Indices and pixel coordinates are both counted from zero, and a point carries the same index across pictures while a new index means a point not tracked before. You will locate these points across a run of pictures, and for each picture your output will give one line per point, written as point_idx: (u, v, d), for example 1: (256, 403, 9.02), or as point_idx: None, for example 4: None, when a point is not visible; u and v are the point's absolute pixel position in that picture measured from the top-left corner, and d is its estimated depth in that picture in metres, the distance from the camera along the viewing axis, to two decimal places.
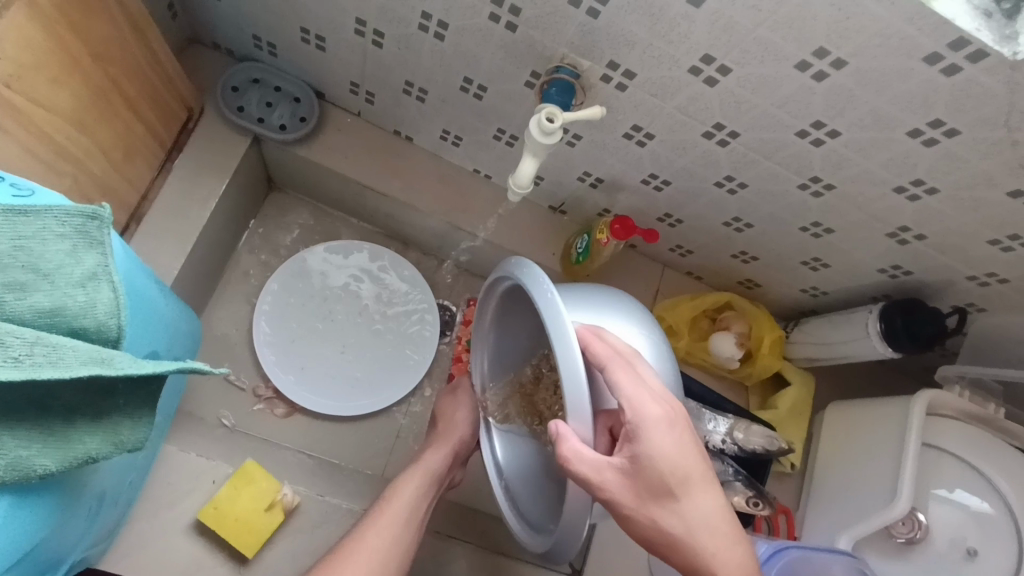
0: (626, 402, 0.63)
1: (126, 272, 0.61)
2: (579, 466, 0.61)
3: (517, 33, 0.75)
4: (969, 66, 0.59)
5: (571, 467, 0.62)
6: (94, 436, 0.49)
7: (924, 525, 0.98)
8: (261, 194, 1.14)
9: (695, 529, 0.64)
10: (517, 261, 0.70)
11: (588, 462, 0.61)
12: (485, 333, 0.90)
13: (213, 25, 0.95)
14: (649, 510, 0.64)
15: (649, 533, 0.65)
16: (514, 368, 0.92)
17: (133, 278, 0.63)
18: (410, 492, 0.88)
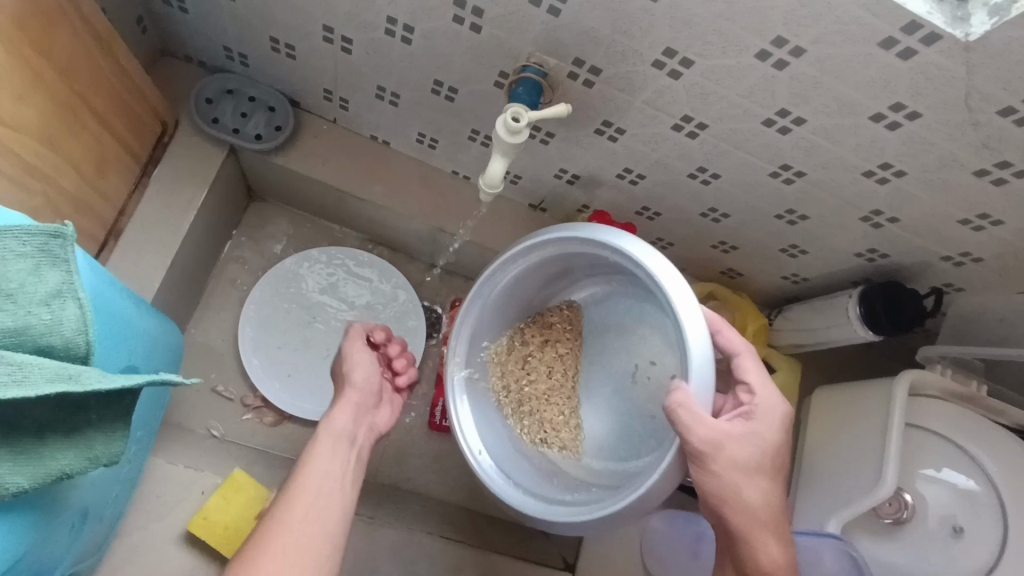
0: (755, 384, 0.72)
1: (91, 287, 0.62)
2: (691, 422, 0.66)
3: (482, 34, 0.75)
4: (924, 49, 0.59)
5: (678, 420, 0.66)
6: (68, 451, 0.49)
7: (910, 504, 1.00)
8: (242, 204, 1.14)
9: (772, 515, 0.69)
10: (610, 231, 0.74)
11: (698, 422, 0.66)
12: (495, 284, 0.85)
13: (184, 37, 0.95)
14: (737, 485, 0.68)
15: (727, 509, 0.68)
16: (491, 332, 0.91)
17: (100, 293, 0.63)
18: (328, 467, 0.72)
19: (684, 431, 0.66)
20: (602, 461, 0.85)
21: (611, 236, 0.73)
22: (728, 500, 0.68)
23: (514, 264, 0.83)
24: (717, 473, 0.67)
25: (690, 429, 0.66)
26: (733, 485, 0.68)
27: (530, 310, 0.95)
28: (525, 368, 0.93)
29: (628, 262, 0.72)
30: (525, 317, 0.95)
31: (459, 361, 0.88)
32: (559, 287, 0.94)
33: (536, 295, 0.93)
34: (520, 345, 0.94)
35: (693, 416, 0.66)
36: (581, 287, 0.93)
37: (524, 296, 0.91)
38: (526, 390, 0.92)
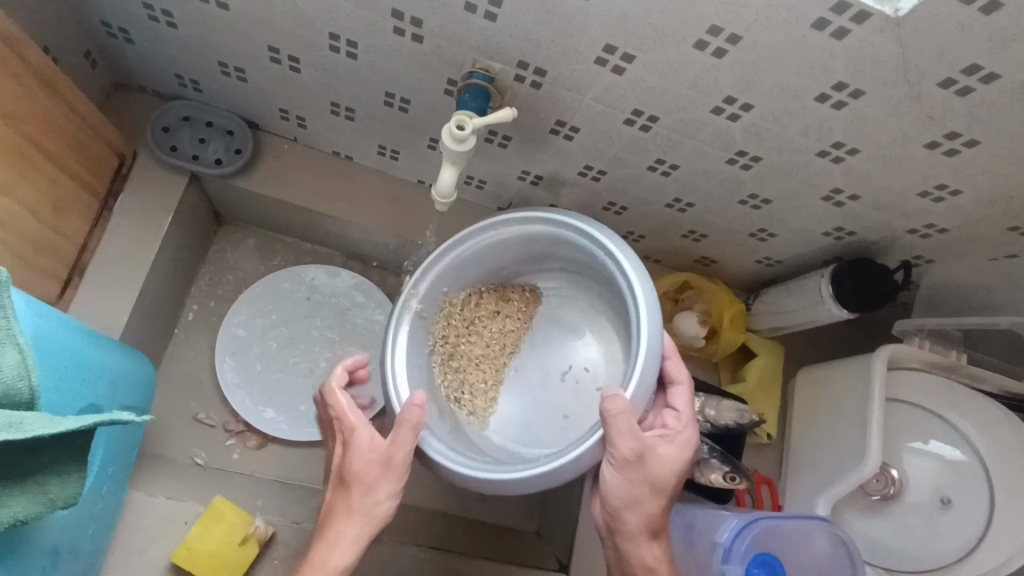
0: (682, 412, 0.75)
1: (36, 330, 0.61)
2: (622, 427, 0.68)
3: (424, 44, 0.75)
4: (857, 28, 0.59)
5: (609, 423, 0.68)
6: (21, 497, 0.48)
7: (897, 479, 1.00)
8: (210, 230, 1.14)
9: (663, 530, 0.74)
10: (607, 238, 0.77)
11: (628, 428, 0.68)
12: (477, 240, 0.84)
13: (134, 68, 0.95)
14: (642, 493, 0.72)
15: (629, 513, 0.72)
16: (455, 283, 0.88)
17: (41, 332, 0.61)
18: (342, 557, 0.66)
19: (613, 433, 0.69)
20: (502, 438, 0.87)
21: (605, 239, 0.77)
22: (634, 505, 0.72)
23: (503, 229, 0.83)
24: (630, 480, 0.71)
25: (618, 434, 0.68)
26: (641, 493, 0.72)
27: (498, 277, 0.92)
28: (471, 329, 0.91)
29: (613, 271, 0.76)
30: (491, 282, 0.92)
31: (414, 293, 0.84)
32: (530, 267, 0.92)
33: (510, 265, 0.91)
34: (474, 305, 0.91)
35: (625, 423, 0.68)
36: (551, 277, 0.93)
37: (495, 260, 0.89)
38: (464, 348, 0.91)
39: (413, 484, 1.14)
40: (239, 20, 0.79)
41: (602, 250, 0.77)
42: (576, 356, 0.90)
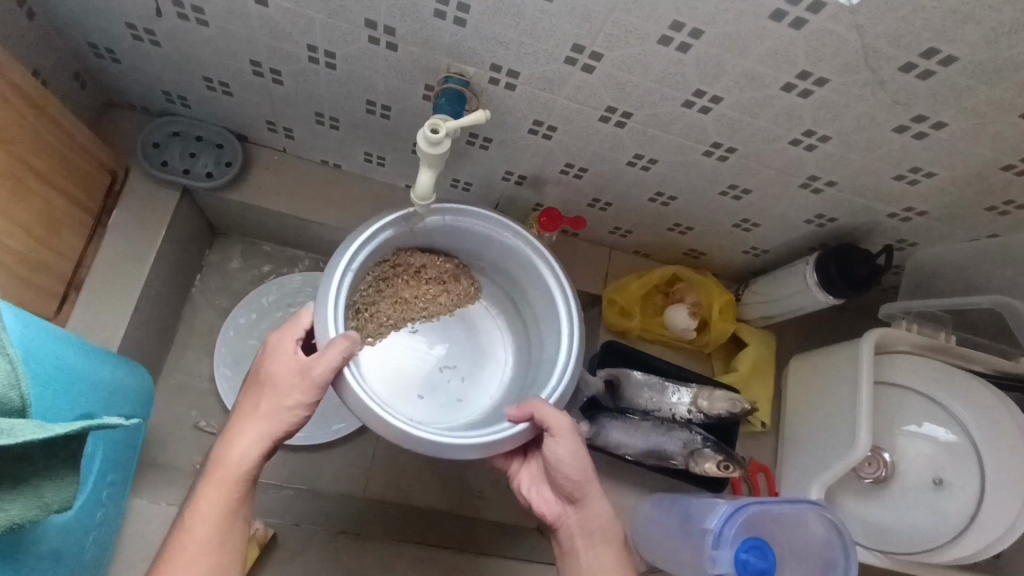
0: None
1: (26, 343, 0.62)
2: (552, 409, 0.77)
3: (399, 52, 0.77)
4: (813, 17, 0.61)
5: (539, 411, 0.77)
6: (18, 502, 0.50)
7: (888, 462, 1.01)
8: (205, 242, 1.16)
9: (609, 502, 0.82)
10: (561, 281, 0.87)
11: (557, 411, 0.78)
12: (472, 221, 0.88)
13: (123, 87, 0.97)
14: (588, 463, 0.79)
15: (580, 488, 0.79)
16: (433, 232, 0.90)
17: (33, 347, 0.63)
18: (248, 450, 0.70)
19: (546, 419, 0.77)
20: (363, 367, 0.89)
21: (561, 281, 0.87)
22: (584, 475, 0.79)
23: (494, 231, 0.88)
24: (574, 451, 0.78)
25: (552, 419, 0.77)
26: (586, 463, 0.79)
27: (470, 258, 0.96)
28: (415, 282, 0.92)
29: (563, 312, 0.86)
30: (461, 255, 0.95)
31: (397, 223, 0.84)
32: (493, 272, 0.97)
33: (484, 258, 0.95)
34: (433, 262, 0.93)
35: (552, 408, 0.78)
36: (498, 299, 0.99)
37: (469, 242, 0.92)
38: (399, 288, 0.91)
39: (412, 485, 1.15)
40: (219, 36, 0.82)
41: (556, 292, 0.88)
42: (469, 365, 0.96)
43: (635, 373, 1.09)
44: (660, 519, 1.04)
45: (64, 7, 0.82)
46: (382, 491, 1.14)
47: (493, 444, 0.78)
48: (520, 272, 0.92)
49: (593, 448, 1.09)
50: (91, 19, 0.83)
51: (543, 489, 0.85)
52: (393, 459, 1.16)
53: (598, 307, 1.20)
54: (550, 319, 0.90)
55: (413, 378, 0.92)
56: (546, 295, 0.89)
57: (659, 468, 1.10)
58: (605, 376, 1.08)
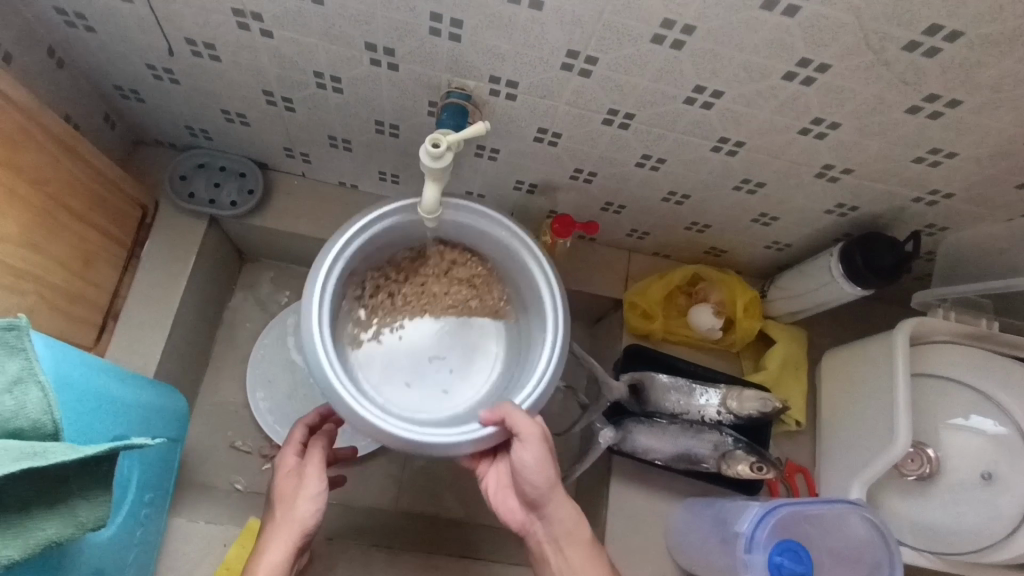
0: None
1: (62, 372, 0.66)
2: (521, 417, 0.76)
3: (400, 71, 0.79)
4: (805, 4, 0.61)
5: (510, 416, 0.76)
6: (55, 520, 0.53)
7: (933, 458, 0.95)
8: (234, 268, 1.21)
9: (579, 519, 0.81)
10: (547, 274, 0.85)
11: (526, 420, 0.76)
12: (476, 219, 0.87)
13: (149, 125, 1.02)
14: (552, 471, 0.78)
15: (545, 497, 0.79)
16: (441, 230, 0.89)
17: (69, 374, 0.67)
18: (274, 555, 0.73)
19: (512, 425, 0.76)
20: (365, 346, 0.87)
21: (548, 273, 0.85)
22: (549, 482, 0.78)
23: (496, 230, 0.87)
24: (540, 460, 0.77)
25: (519, 427, 0.76)
26: (551, 471, 0.78)
27: (495, 265, 0.92)
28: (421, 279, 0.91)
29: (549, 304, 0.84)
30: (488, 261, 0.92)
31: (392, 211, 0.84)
32: (507, 281, 0.93)
33: (500, 265, 0.92)
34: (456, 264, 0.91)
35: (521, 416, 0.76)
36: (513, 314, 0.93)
37: (464, 239, 0.91)
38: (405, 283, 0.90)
39: (444, 497, 1.16)
40: (232, 69, 0.85)
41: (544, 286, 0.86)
42: (478, 364, 0.90)
43: (662, 376, 1.07)
44: (693, 523, 1.02)
45: (92, 55, 0.87)
46: (413, 503, 1.15)
47: (457, 445, 0.77)
48: (514, 270, 0.90)
49: (620, 454, 1.07)
50: (115, 63, 0.88)
51: (510, 495, 0.84)
52: (424, 471, 1.17)
53: (619, 311, 1.18)
54: (539, 330, 0.88)
55: (410, 372, 0.87)
56: (536, 294, 0.87)
57: (690, 472, 1.07)
58: (630, 380, 1.06)
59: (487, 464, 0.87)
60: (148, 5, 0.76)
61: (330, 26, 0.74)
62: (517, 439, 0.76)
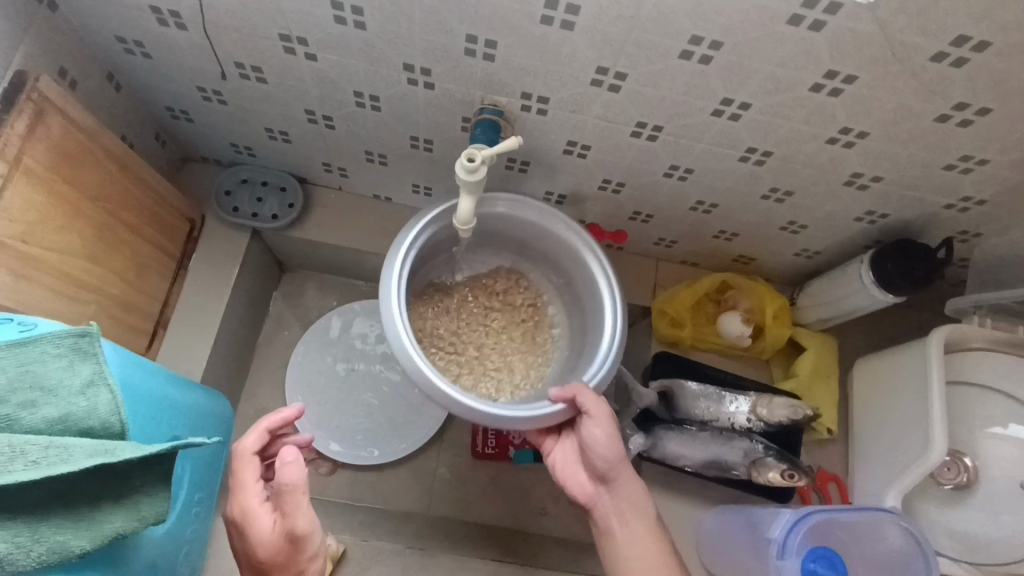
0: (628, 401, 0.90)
1: (126, 375, 0.71)
2: (592, 392, 0.80)
3: (436, 90, 0.83)
4: (831, 18, 0.62)
5: (582, 394, 0.80)
6: (119, 514, 0.57)
7: (971, 467, 0.94)
8: (274, 278, 1.26)
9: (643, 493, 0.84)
10: (593, 246, 0.90)
11: (594, 396, 0.80)
12: (535, 213, 0.92)
13: (198, 143, 1.08)
14: (621, 446, 0.81)
15: (614, 470, 0.82)
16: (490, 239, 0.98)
17: (132, 378, 0.72)
18: None
19: (584, 400, 0.80)
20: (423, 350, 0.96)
21: (599, 255, 0.90)
22: (618, 457, 0.81)
23: (554, 227, 0.92)
24: (610, 435, 0.80)
25: (589, 402, 0.80)
26: (620, 446, 0.81)
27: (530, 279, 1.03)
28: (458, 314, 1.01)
29: (603, 279, 0.89)
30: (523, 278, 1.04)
31: (419, 232, 0.86)
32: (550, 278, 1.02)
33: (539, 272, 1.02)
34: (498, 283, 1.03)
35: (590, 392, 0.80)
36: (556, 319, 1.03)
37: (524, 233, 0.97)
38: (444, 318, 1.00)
39: (475, 502, 1.18)
40: (276, 90, 0.90)
41: (598, 270, 0.90)
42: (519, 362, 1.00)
43: (690, 384, 1.07)
44: (723, 529, 1.02)
45: (148, 79, 0.93)
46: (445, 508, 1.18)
47: (537, 418, 0.82)
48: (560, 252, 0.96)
49: (649, 460, 1.08)
50: (167, 86, 0.94)
51: (577, 472, 0.85)
52: (455, 476, 1.19)
53: (647, 318, 1.19)
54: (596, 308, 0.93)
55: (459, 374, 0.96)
56: (590, 279, 0.92)
57: (720, 479, 1.08)
58: (658, 387, 1.08)
59: (552, 441, 0.89)
60: (202, 33, 0.81)
61: (370, 48, 0.78)
62: (588, 415, 0.80)
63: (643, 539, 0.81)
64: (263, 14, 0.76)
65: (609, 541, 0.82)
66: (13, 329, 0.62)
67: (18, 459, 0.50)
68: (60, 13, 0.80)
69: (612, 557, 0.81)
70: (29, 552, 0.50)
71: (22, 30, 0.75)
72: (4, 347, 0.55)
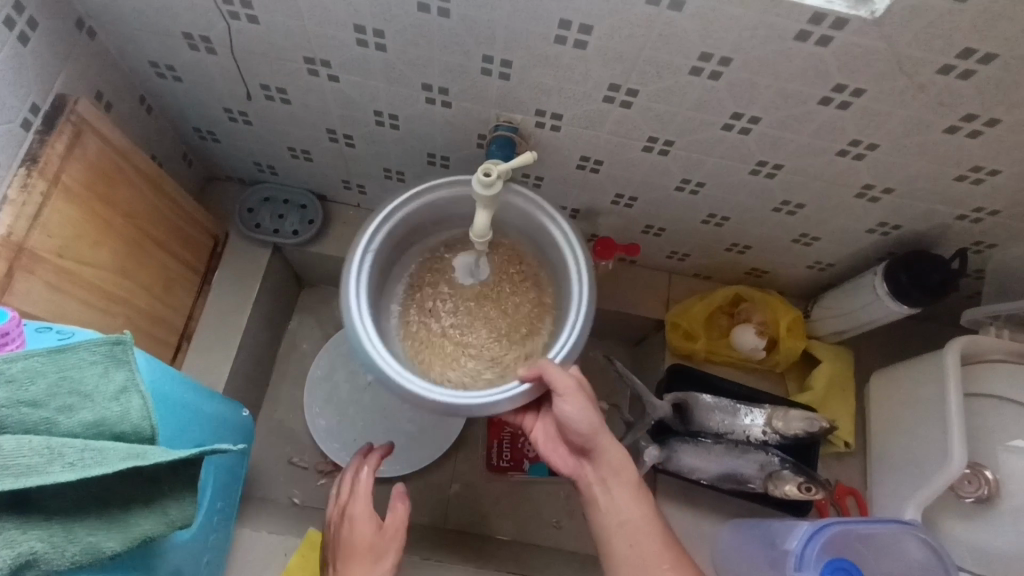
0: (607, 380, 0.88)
1: (155, 385, 0.73)
2: (557, 370, 0.78)
3: (453, 108, 0.86)
4: (838, 34, 0.64)
5: (548, 372, 0.78)
6: (149, 518, 0.58)
7: (992, 481, 0.92)
8: (294, 293, 1.28)
9: (625, 467, 0.82)
10: (551, 211, 0.86)
11: (557, 374, 0.78)
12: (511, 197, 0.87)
13: (222, 162, 1.11)
14: (596, 418, 0.81)
15: (592, 442, 0.81)
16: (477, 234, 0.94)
17: (161, 386, 0.74)
18: None
19: (549, 380, 0.78)
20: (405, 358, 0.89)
21: (561, 222, 0.86)
22: (593, 429, 0.81)
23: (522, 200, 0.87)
24: (583, 409, 0.79)
25: (553, 383, 0.78)
26: (594, 417, 0.80)
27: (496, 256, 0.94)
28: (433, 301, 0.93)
29: (570, 254, 0.85)
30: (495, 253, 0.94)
31: (379, 226, 0.84)
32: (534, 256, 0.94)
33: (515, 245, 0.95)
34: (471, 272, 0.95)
35: (555, 371, 0.78)
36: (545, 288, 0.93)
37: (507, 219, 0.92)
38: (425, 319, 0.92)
39: (489, 515, 1.19)
40: (299, 110, 0.94)
41: (559, 231, 0.86)
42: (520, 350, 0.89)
43: (705, 396, 1.07)
44: (740, 543, 1.02)
45: (177, 101, 0.97)
46: (460, 520, 1.18)
47: (507, 400, 0.80)
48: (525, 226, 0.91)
49: (666, 473, 1.08)
50: (195, 108, 0.98)
51: (559, 446, 0.88)
52: (470, 489, 1.20)
53: (661, 331, 1.20)
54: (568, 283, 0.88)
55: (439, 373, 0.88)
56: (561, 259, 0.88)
57: (737, 493, 1.07)
58: (673, 400, 1.07)
59: (533, 417, 0.91)
60: (230, 56, 0.84)
61: (391, 69, 0.81)
62: (556, 393, 0.78)
63: (626, 504, 0.81)
64: (289, 38, 0.79)
65: (591, 507, 0.83)
66: (54, 337, 0.65)
67: (56, 460, 0.52)
68: (98, 39, 0.84)
69: (597, 522, 0.82)
70: (63, 552, 0.52)
71: (63, 58, 0.79)
72: (46, 353, 0.56)
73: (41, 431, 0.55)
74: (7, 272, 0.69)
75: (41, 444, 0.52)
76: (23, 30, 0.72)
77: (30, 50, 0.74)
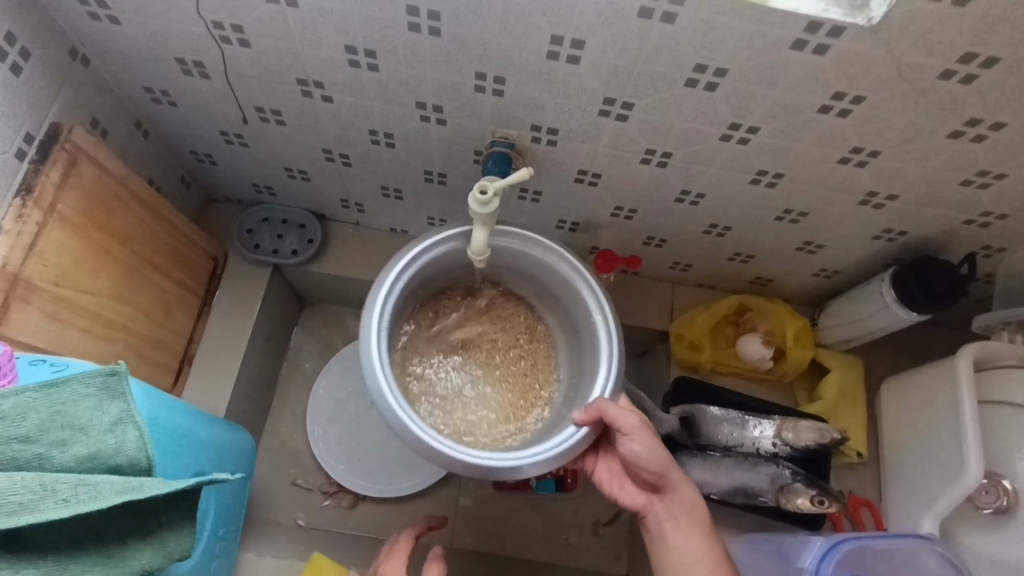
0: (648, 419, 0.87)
1: (151, 413, 0.72)
2: (618, 408, 0.77)
3: (448, 125, 0.85)
4: (835, 42, 0.63)
5: (606, 410, 0.77)
6: (146, 552, 0.57)
7: (1011, 491, 0.88)
8: (294, 313, 1.28)
9: (697, 501, 0.81)
10: (571, 257, 0.86)
11: (617, 411, 0.77)
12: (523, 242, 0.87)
13: (220, 184, 1.11)
14: (664, 453, 0.79)
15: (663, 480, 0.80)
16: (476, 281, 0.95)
17: (158, 414, 0.73)
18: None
19: (610, 419, 0.77)
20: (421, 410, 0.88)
21: (573, 266, 0.86)
22: (664, 465, 0.78)
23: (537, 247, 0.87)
24: (651, 444, 0.78)
25: (616, 423, 0.77)
26: (663, 452, 0.78)
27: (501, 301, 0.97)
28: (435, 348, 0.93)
29: (593, 304, 0.85)
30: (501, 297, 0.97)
31: (401, 273, 0.82)
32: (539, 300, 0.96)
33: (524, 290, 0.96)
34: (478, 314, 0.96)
35: (612, 408, 0.77)
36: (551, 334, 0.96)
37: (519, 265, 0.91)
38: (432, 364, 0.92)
39: (496, 534, 1.17)
40: (295, 132, 0.93)
41: (578, 283, 0.86)
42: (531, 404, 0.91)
43: (713, 409, 1.05)
44: (751, 558, 1.00)
45: (173, 126, 0.97)
46: (467, 540, 1.16)
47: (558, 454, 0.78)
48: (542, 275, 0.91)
49: None
50: (192, 133, 0.98)
51: (625, 485, 0.85)
52: (476, 508, 1.18)
53: (666, 342, 1.18)
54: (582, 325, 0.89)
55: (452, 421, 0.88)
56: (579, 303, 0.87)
57: (748, 507, 1.05)
58: (679, 413, 1.05)
59: (592, 458, 0.88)
60: (225, 81, 0.84)
61: (385, 89, 0.80)
62: (621, 431, 0.77)
63: (695, 544, 0.79)
64: (281, 60, 0.79)
65: (663, 547, 0.81)
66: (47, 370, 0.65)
67: (48, 497, 0.51)
68: (93, 67, 0.84)
69: (670, 565, 0.80)
70: None
71: (58, 87, 0.79)
72: (37, 388, 0.56)
73: (34, 467, 0.54)
74: (3, 302, 0.69)
75: (34, 480, 0.52)
76: (15, 60, 0.72)
77: (24, 80, 0.74)
